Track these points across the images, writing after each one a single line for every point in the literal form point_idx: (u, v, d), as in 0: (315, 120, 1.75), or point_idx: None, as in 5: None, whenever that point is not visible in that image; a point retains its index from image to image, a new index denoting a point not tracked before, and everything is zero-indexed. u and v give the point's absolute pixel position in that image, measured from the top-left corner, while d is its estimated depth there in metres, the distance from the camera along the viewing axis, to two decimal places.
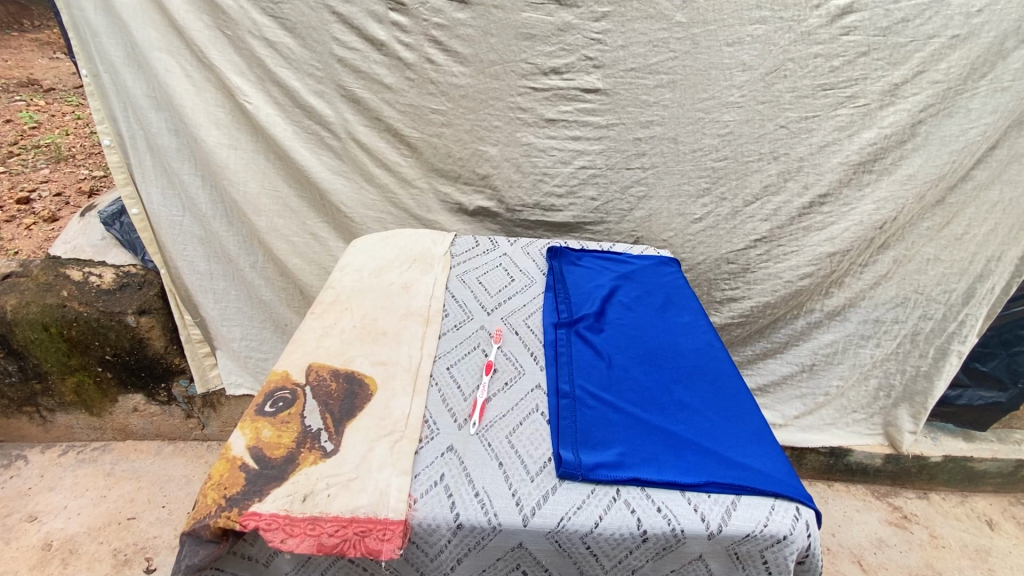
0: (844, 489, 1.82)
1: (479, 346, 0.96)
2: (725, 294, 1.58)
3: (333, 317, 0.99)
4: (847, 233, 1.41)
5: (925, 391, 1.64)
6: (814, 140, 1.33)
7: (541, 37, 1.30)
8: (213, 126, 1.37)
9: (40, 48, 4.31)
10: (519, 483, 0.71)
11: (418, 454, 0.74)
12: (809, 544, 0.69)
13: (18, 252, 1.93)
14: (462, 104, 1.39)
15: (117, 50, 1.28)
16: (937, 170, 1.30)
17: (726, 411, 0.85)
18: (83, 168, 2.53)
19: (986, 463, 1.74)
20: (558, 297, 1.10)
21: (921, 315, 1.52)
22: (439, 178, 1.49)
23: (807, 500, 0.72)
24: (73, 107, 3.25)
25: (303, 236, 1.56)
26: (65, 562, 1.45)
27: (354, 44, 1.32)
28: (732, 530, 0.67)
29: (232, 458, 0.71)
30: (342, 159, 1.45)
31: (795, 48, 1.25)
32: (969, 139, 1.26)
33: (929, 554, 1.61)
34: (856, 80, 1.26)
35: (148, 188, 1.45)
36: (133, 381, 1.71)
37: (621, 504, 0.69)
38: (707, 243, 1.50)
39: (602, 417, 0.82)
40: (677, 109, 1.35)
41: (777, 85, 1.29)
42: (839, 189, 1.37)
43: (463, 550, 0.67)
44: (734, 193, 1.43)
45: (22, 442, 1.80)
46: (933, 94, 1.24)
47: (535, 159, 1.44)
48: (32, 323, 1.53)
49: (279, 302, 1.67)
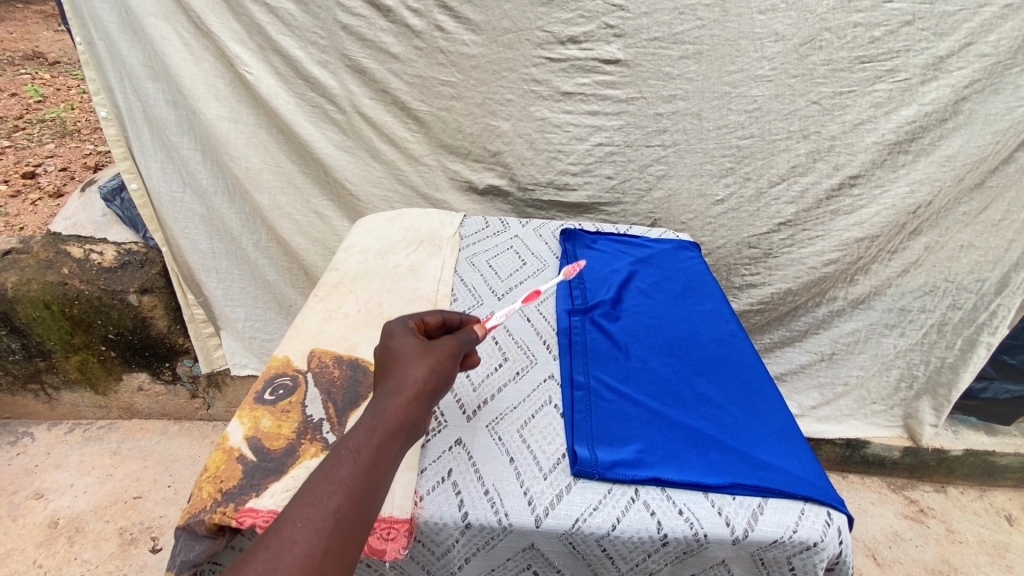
0: (859, 480, 1.78)
1: (489, 333, 0.92)
2: (745, 280, 1.52)
3: (337, 300, 0.94)
4: (878, 217, 1.34)
5: (950, 383, 1.56)
6: (848, 117, 1.25)
7: (558, 3, 1.22)
8: (213, 98, 1.32)
9: (44, 20, 4.23)
10: (531, 480, 0.68)
11: (425, 447, 0.71)
12: (841, 551, 0.65)
13: (23, 227, 1.91)
14: (473, 76, 1.31)
15: (111, 15, 1.22)
16: (978, 151, 1.22)
17: (752, 407, 0.80)
18: (88, 142, 2.49)
19: (1008, 458, 1.68)
20: (572, 282, 1.05)
21: (950, 304, 1.45)
22: (448, 155, 1.43)
23: (839, 504, 0.67)
24: (79, 80, 3.19)
25: (308, 214, 1.51)
26: (71, 540, 1.45)
27: (359, 10, 1.25)
28: (758, 535, 0.63)
29: (229, 450, 0.68)
30: (346, 134, 1.39)
31: (833, 16, 1.16)
32: (1015, 118, 1.18)
33: (946, 549, 1.57)
34: (897, 52, 1.17)
35: (147, 163, 1.40)
36: (137, 360, 1.68)
37: (640, 505, 0.65)
38: (729, 226, 1.43)
39: (619, 411, 0.77)
40: (701, 83, 1.27)
41: (810, 58, 1.21)
42: (872, 170, 1.29)
43: (471, 549, 0.65)
44: (759, 173, 1.35)
45: (28, 419, 1.80)
46: (980, 68, 1.15)
47: (549, 136, 1.37)
48: (33, 301, 1.49)
49: (283, 282, 1.63)
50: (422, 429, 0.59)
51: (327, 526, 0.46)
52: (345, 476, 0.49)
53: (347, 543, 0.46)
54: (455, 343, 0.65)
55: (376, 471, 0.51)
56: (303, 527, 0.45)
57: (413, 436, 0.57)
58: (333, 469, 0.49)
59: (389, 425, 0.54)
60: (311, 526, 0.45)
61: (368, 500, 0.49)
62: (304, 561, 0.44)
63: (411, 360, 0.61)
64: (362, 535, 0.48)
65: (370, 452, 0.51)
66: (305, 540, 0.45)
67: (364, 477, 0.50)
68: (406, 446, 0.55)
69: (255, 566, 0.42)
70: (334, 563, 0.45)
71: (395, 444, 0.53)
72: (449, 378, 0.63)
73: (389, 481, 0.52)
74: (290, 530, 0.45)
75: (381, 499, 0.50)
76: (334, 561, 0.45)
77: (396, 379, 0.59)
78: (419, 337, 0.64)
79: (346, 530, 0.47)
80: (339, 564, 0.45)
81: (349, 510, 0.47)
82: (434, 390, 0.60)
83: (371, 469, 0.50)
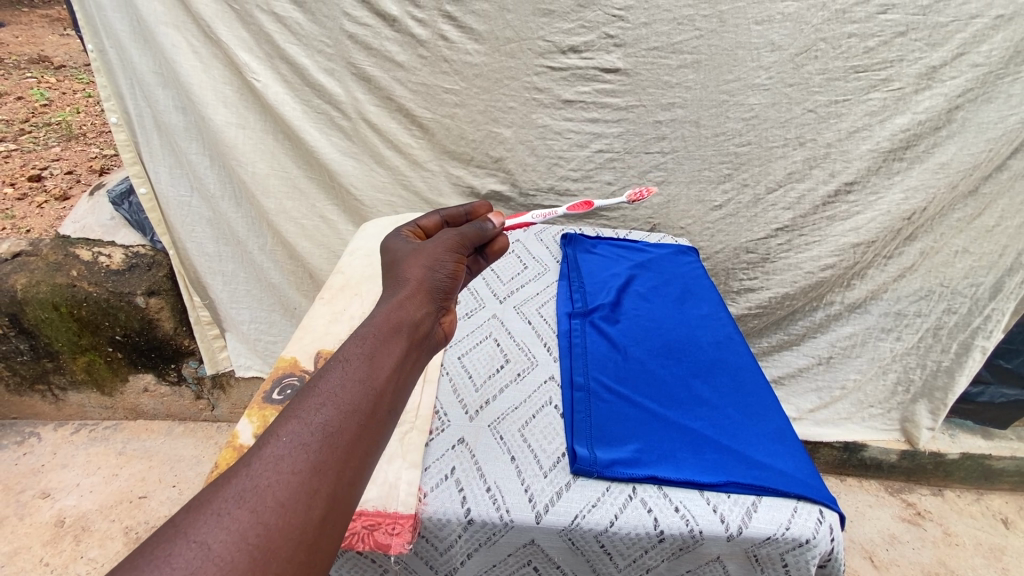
0: (857, 483, 1.80)
1: (491, 335, 0.94)
2: (743, 284, 1.54)
3: (342, 302, 0.97)
4: (873, 223, 1.36)
5: (946, 387, 1.58)
6: (843, 125, 1.28)
7: (559, 13, 1.24)
8: (221, 104, 1.35)
9: (50, 25, 4.27)
10: (531, 478, 0.70)
11: (429, 446, 0.73)
12: (832, 549, 0.67)
13: (30, 230, 1.94)
14: (476, 83, 1.34)
15: (123, 24, 1.25)
16: (972, 159, 1.24)
17: (748, 408, 0.81)
18: (94, 146, 2.51)
19: (1004, 461, 1.70)
20: (572, 286, 1.07)
21: (945, 308, 1.47)
22: (451, 161, 1.45)
23: (831, 503, 0.69)
24: (85, 84, 3.22)
25: (313, 218, 1.54)
26: (77, 538, 1.47)
27: (365, 20, 1.28)
28: (752, 532, 0.65)
29: (238, 447, 0.70)
30: (351, 140, 1.42)
31: (828, 27, 1.19)
32: (1008, 127, 1.20)
33: (942, 551, 1.59)
34: (891, 62, 1.20)
35: (156, 168, 1.43)
36: (143, 361, 1.70)
37: (637, 503, 0.67)
38: (726, 231, 1.46)
39: (617, 410, 0.79)
40: (700, 91, 1.29)
41: (806, 67, 1.23)
42: (867, 177, 1.32)
43: (474, 545, 0.67)
44: (757, 179, 1.38)
45: (34, 419, 1.82)
46: (972, 78, 1.17)
47: (550, 142, 1.40)
48: (42, 302, 1.51)
49: (288, 285, 1.66)
50: (427, 336, 0.59)
51: (315, 443, 0.44)
52: (336, 386, 0.48)
53: (341, 457, 0.45)
54: (450, 239, 0.67)
55: (371, 376, 0.50)
56: (289, 443, 0.44)
57: (416, 335, 0.57)
58: (322, 381, 0.49)
59: (384, 329, 0.55)
60: (298, 443, 0.44)
61: (362, 410, 0.48)
62: (292, 479, 0.42)
63: (403, 266, 0.63)
64: (357, 450, 0.46)
65: (361, 359, 0.51)
66: (292, 457, 0.43)
67: (357, 385, 0.49)
68: (406, 348, 0.55)
69: (237, 488, 0.40)
70: (331, 471, 0.44)
71: (393, 348, 0.54)
72: (448, 274, 0.64)
73: (389, 389, 0.51)
74: (274, 448, 0.43)
75: (379, 411, 0.49)
76: (327, 478, 0.43)
77: (392, 289, 0.61)
78: (415, 246, 0.67)
79: (338, 444, 0.45)
80: (334, 483, 0.44)
81: (339, 422, 0.46)
82: (430, 290, 0.62)
83: (367, 377, 0.50)
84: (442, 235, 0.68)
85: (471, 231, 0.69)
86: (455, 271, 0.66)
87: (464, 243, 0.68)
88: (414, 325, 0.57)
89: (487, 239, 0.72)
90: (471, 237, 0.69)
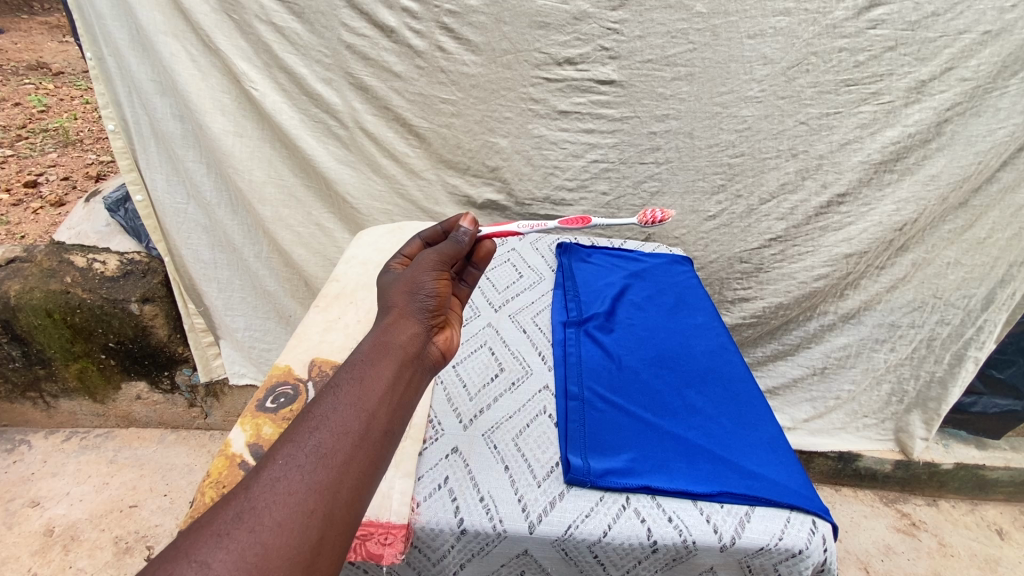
0: (852, 493, 1.80)
1: (485, 344, 0.94)
2: (737, 294, 1.56)
3: (338, 310, 0.97)
4: (865, 234, 1.37)
5: (939, 398, 1.59)
6: (834, 137, 1.29)
7: (556, 25, 1.26)
8: (219, 112, 1.35)
9: (49, 31, 4.29)
10: (525, 488, 0.70)
11: (422, 455, 0.73)
12: (825, 559, 0.67)
13: (24, 236, 1.93)
14: (473, 94, 1.35)
15: (122, 33, 1.25)
16: (961, 171, 1.25)
17: (741, 418, 0.82)
18: (91, 152, 2.52)
19: (997, 471, 1.70)
20: (567, 295, 1.07)
21: (938, 320, 1.48)
22: (447, 170, 1.46)
23: (824, 513, 0.69)
24: (82, 90, 3.23)
25: (309, 226, 1.54)
26: (66, 548, 1.45)
27: (363, 30, 1.29)
28: (745, 542, 0.65)
29: (231, 456, 0.70)
30: (348, 149, 1.43)
31: (818, 41, 1.21)
32: (996, 140, 1.21)
33: (937, 561, 1.58)
34: (881, 76, 1.22)
35: (152, 175, 1.43)
36: (136, 368, 1.69)
37: (631, 513, 0.67)
38: (720, 241, 1.47)
39: (611, 420, 0.79)
40: (694, 103, 1.31)
41: (798, 80, 1.25)
42: (859, 189, 1.33)
43: (466, 555, 0.66)
44: (749, 190, 1.39)
45: (24, 426, 1.80)
46: (961, 92, 1.19)
47: (546, 152, 1.41)
48: (35, 309, 1.50)
49: (284, 292, 1.66)
50: (420, 358, 0.58)
51: (310, 464, 0.45)
52: (328, 409, 0.49)
53: (335, 479, 0.45)
54: (429, 258, 0.64)
55: (360, 399, 0.50)
56: (286, 466, 0.44)
57: (407, 355, 0.57)
58: (315, 408, 0.49)
59: (370, 354, 0.54)
60: (293, 466, 0.44)
61: (355, 431, 0.48)
62: (289, 500, 0.42)
63: (388, 292, 0.62)
64: (353, 470, 0.46)
65: (351, 384, 0.51)
66: (288, 479, 0.44)
67: (349, 408, 0.49)
68: (398, 368, 0.54)
69: (235, 509, 0.41)
70: (326, 492, 0.44)
71: (382, 370, 0.53)
72: (433, 293, 0.62)
73: (383, 410, 0.51)
74: (271, 471, 0.44)
75: (374, 431, 0.49)
76: (323, 499, 0.44)
77: (379, 316, 0.61)
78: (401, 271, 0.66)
79: (333, 465, 0.45)
80: (331, 504, 0.44)
81: (332, 444, 0.46)
82: (415, 311, 0.60)
83: (357, 399, 0.50)
84: (423, 255, 0.66)
85: (450, 246, 0.66)
86: (440, 289, 0.63)
87: (445, 259, 0.65)
88: (402, 345, 0.56)
89: (465, 251, 0.69)
90: (451, 253, 0.66)
